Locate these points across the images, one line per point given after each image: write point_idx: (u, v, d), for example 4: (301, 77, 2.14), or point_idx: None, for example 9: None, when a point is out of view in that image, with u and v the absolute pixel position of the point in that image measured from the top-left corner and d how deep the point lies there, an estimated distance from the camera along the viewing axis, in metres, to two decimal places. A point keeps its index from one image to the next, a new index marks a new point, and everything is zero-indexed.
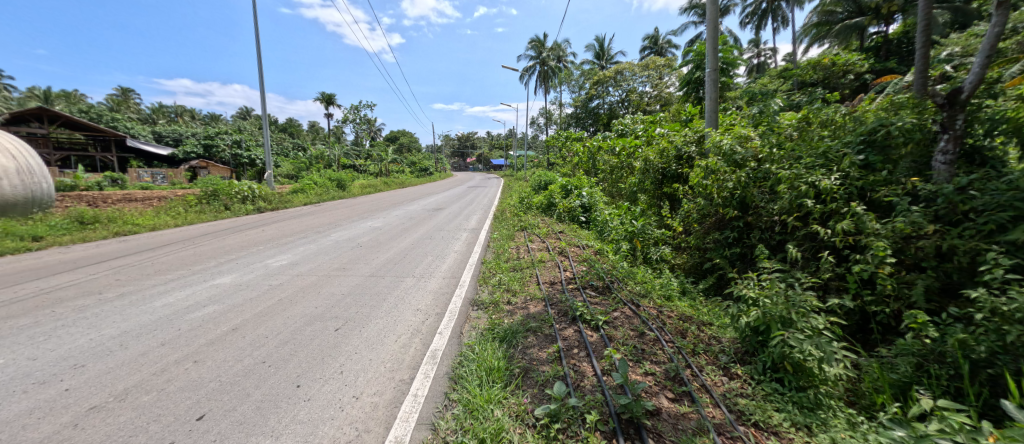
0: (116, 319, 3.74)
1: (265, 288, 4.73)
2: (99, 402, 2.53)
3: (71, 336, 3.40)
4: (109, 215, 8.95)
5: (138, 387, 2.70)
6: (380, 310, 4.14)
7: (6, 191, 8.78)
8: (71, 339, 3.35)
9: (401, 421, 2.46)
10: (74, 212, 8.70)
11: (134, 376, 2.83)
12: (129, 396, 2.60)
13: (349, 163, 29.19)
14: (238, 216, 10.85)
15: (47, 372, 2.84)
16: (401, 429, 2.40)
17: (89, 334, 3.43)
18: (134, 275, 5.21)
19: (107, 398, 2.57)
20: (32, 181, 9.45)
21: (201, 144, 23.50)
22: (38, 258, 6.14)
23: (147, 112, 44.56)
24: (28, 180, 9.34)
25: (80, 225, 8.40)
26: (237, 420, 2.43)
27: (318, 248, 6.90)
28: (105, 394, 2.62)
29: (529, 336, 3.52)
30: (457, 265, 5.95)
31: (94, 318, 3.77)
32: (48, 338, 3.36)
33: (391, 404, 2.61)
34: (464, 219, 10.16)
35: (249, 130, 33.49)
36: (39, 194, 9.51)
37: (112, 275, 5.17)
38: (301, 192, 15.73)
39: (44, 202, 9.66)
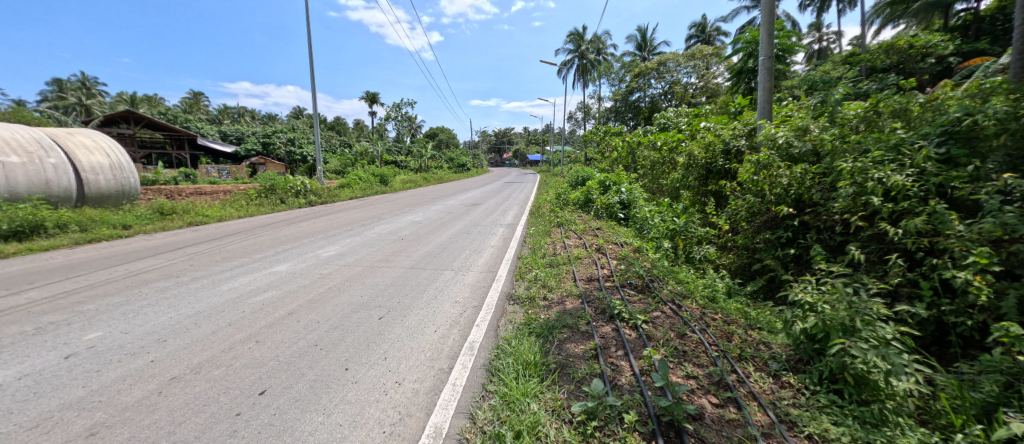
0: (190, 300, 4.07)
1: (316, 277, 4.98)
2: (178, 374, 2.76)
3: (155, 314, 3.72)
4: (184, 207, 9.77)
5: (210, 362, 2.92)
6: (421, 300, 4.25)
7: (102, 185, 9.93)
8: (154, 316, 3.67)
9: (440, 408, 2.51)
10: (156, 203, 9.59)
11: (206, 351, 3.06)
12: (203, 369, 2.82)
13: (391, 159, 30.23)
14: (292, 210, 11.52)
15: (135, 344, 3.13)
16: (440, 416, 2.44)
17: (169, 312, 3.75)
18: (205, 261, 5.64)
19: (184, 370, 2.80)
20: (124, 175, 10.61)
21: (259, 142, 25.28)
22: (123, 244, 6.78)
23: (213, 114, 48.55)
24: (122, 174, 10.53)
25: (160, 215, 9.22)
26: (294, 397, 2.56)
27: (363, 240, 7.18)
28: (183, 366, 2.85)
29: (565, 332, 3.49)
30: (494, 260, 5.99)
31: (173, 299, 4.10)
32: (136, 315, 3.70)
33: (431, 392, 2.66)
34: (500, 214, 10.16)
35: (301, 128, 35.55)
36: (129, 187, 10.67)
37: (187, 261, 5.63)
38: (347, 187, 16.44)
39: (131, 194, 10.77)
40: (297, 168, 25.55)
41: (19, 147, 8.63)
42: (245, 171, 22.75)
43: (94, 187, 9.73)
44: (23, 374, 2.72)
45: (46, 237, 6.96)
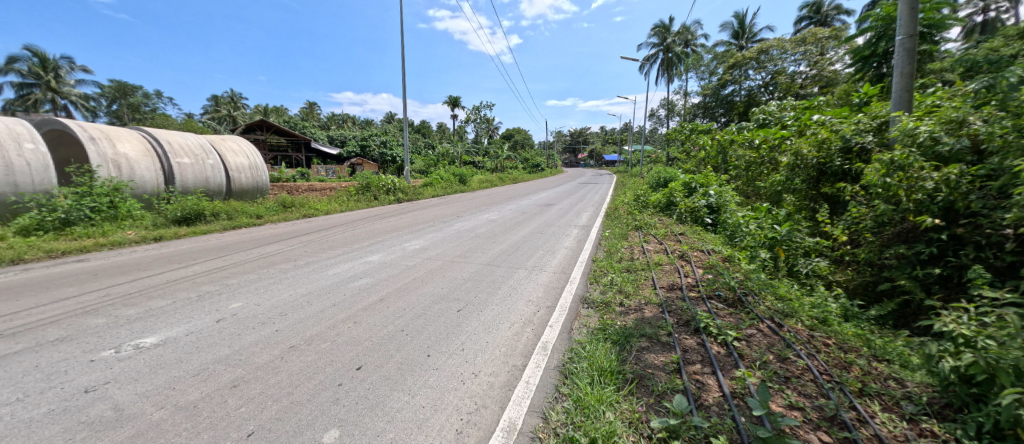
0: (302, 284, 4.65)
1: (404, 267, 5.35)
2: (294, 344, 3.22)
3: (278, 289, 4.47)
4: (300, 201, 11.16)
5: (320, 335, 3.38)
6: (494, 296, 4.35)
7: (244, 182, 12.02)
8: (277, 291, 4.43)
9: (514, 404, 2.52)
10: (280, 199, 11.05)
11: (317, 326, 3.56)
12: (311, 343, 3.23)
13: (470, 160, 31.51)
14: (382, 205, 12.49)
15: (263, 316, 3.75)
16: (514, 411, 2.46)
17: (288, 290, 4.47)
18: (315, 248, 6.47)
19: (299, 341, 3.25)
20: (259, 173, 12.72)
21: (358, 145, 28.06)
22: (251, 231, 7.91)
23: (321, 120, 54.98)
24: (257, 171, 12.59)
25: (283, 207, 10.56)
26: (384, 375, 2.80)
27: (443, 236, 7.52)
28: (298, 337, 3.33)
29: (644, 341, 3.26)
30: (568, 262, 5.85)
31: (290, 279, 4.84)
32: (265, 290, 4.47)
33: (506, 386, 2.69)
34: (575, 215, 9.99)
35: (393, 132, 38.67)
36: (262, 184, 12.77)
37: (302, 247, 6.50)
38: (430, 185, 17.44)
39: (263, 190, 12.89)
40: (388, 168, 27.82)
41: (190, 151, 10.75)
42: (346, 171, 25.40)
43: (238, 184, 11.81)
44: (183, 334, 3.37)
45: (205, 223, 8.41)
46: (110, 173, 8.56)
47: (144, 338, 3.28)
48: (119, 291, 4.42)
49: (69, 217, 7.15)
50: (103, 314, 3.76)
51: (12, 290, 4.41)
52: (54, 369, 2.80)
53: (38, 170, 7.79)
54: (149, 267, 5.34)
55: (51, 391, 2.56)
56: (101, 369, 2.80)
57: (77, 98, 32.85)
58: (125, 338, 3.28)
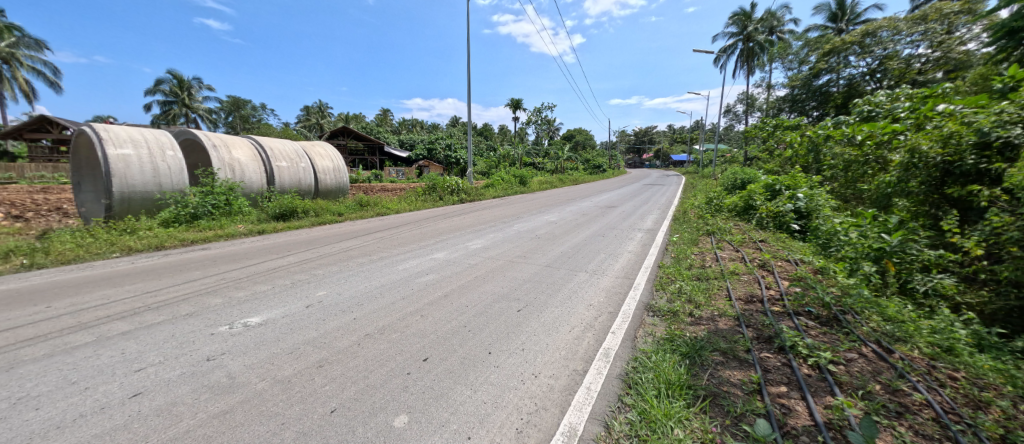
0: (376, 277, 4.99)
1: (466, 265, 5.53)
2: (369, 332, 3.49)
3: (357, 281, 4.85)
4: (374, 200, 11.95)
5: (390, 326, 3.63)
6: (553, 297, 4.35)
7: (329, 183, 13.11)
8: (355, 282, 4.80)
9: (575, 410, 2.49)
10: (357, 198, 11.87)
11: (388, 317, 3.81)
12: (384, 332, 3.49)
13: (531, 161, 31.68)
14: (446, 206, 12.92)
15: (343, 305, 4.09)
16: (574, 416, 2.44)
17: (364, 282, 4.81)
18: (387, 244, 6.88)
19: (373, 330, 3.53)
20: (342, 176, 13.79)
21: (425, 148, 29.49)
22: (332, 227, 8.56)
23: (392, 126, 58.59)
24: (340, 171, 13.68)
25: (359, 205, 11.37)
26: (448, 368, 2.93)
27: (503, 236, 7.57)
28: (373, 326, 3.61)
29: (718, 356, 3.01)
30: (631, 266, 5.61)
31: (366, 272, 5.22)
32: (345, 280, 4.88)
33: (566, 390, 2.68)
34: (639, 218, 9.56)
35: (457, 135, 40.08)
36: (344, 185, 13.83)
37: (376, 243, 6.96)
38: (491, 187, 17.75)
39: (345, 191, 13.96)
40: (452, 169, 28.89)
41: (286, 155, 11.96)
42: (414, 173, 26.78)
43: (324, 185, 12.90)
44: (281, 316, 3.79)
45: (298, 219, 9.28)
46: (226, 176, 9.88)
47: (251, 318, 3.75)
48: (232, 275, 5.04)
49: (195, 212, 8.43)
50: (221, 294, 4.35)
51: (155, 271, 5.22)
52: (186, 339, 3.31)
53: (176, 173, 9.10)
54: (253, 256, 6.01)
55: (182, 357, 3.02)
56: (220, 342, 3.27)
57: (203, 112, 38.32)
58: (235, 317, 3.77)
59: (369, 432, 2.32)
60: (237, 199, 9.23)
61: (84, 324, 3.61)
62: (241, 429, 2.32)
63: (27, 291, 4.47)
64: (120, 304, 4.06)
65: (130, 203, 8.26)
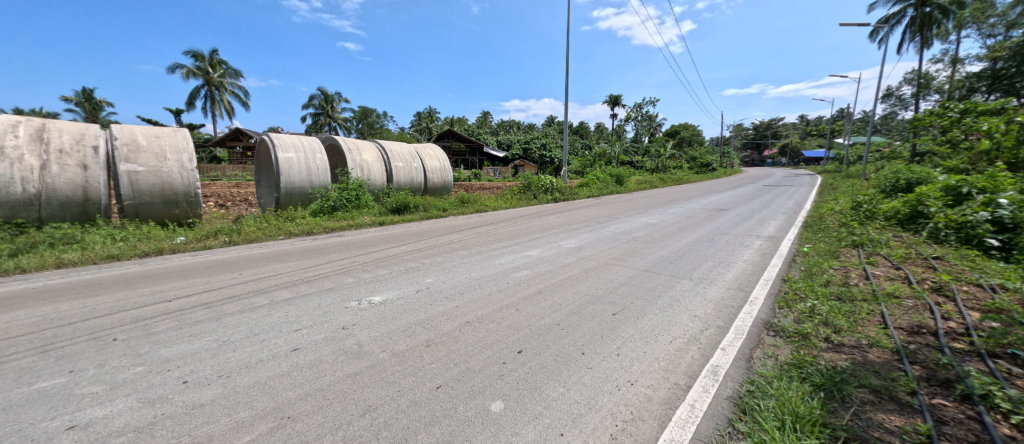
0: (474, 269, 5.16)
1: (560, 264, 5.41)
2: (468, 320, 3.60)
3: (457, 271, 5.07)
4: (474, 198, 12.50)
5: (488, 316, 3.69)
6: (654, 303, 4.02)
7: (437, 181, 14.13)
8: (456, 273, 5.01)
9: (676, 426, 2.24)
10: (458, 195, 12.53)
11: (486, 307, 3.89)
12: (483, 321, 3.57)
13: (627, 160, 30.36)
14: (540, 204, 12.94)
15: (445, 292, 4.29)
16: (676, 433, 2.19)
17: (463, 273, 5.01)
18: (484, 239, 7.11)
19: (472, 318, 3.63)
20: (448, 174, 14.73)
21: (521, 148, 30.20)
22: (437, 222, 9.12)
23: (491, 126, 61.17)
24: (448, 170, 14.63)
25: (461, 202, 12.01)
26: (541, 363, 2.87)
27: (598, 237, 7.25)
28: (471, 315, 3.71)
29: (865, 394, 2.44)
30: (748, 277, 4.92)
31: (465, 264, 5.42)
32: (448, 270, 5.13)
33: (666, 404, 2.43)
34: (758, 223, 8.41)
35: (552, 134, 40.19)
36: (449, 183, 14.78)
37: (475, 237, 7.24)
38: (586, 186, 17.38)
39: (449, 188, 14.91)
40: (546, 168, 29.12)
41: (403, 156, 13.15)
42: (509, 172, 27.55)
43: (433, 182, 13.95)
44: (398, 298, 4.12)
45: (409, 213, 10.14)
46: (358, 175, 11.31)
47: (374, 296, 4.16)
48: (360, 258, 5.67)
49: (334, 205, 9.80)
50: (352, 274, 4.92)
51: (306, 251, 6.13)
52: (328, 309, 3.80)
53: (324, 171, 10.63)
54: (375, 244, 6.70)
55: (325, 324, 3.47)
56: (352, 314, 3.69)
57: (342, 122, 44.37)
58: (360, 295, 4.20)
59: (469, 411, 2.36)
60: (364, 194, 10.42)
61: (263, 289, 4.39)
62: (365, 390, 2.54)
63: (227, 261, 5.61)
64: (285, 276, 4.87)
65: (291, 196, 9.92)
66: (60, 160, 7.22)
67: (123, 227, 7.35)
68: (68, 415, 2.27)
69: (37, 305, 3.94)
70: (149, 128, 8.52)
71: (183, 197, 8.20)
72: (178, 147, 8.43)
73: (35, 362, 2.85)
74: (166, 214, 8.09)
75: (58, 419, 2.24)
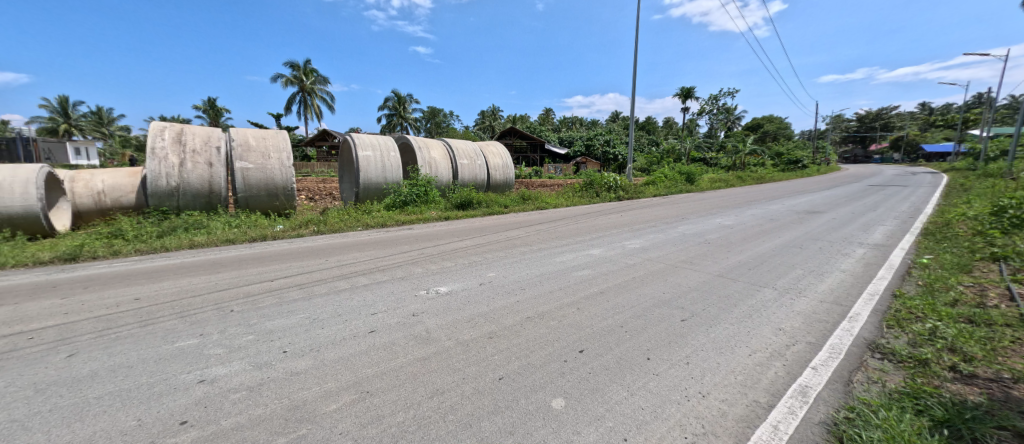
0: (535, 266, 5.08)
1: (623, 265, 5.14)
2: (529, 316, 3.52)
3: (518, 267, 5.02)
4: (535, 195, 12.44)
5: (548, 313, 3.59)
6: (730, 311, 3.66)
7: (499, 178, 14.27)
8: (517, 269, 4.97)
9: None
10: (520, 192, 12.54)
11: (547, 304, 3.79)
12: (544, 317, 3.49)
13: (699, 156, 28.47)
14: (603, 203, 12.53)
15: (507, 287, 4.27)
16: None
17: (524, 269, 4.95)
18: (545, 236, 7.00)
19: (532, 314, 3.55)
20: (510, 171, 14.81)
21: (583, 144, 29.72)
22: (499, 218, 9.20)
23: (554, 123, 60.82)
24: (511, 167, 14.69)
25: (522, 199, 12.00)
26: (603, 365, 2.72)
27: (666, 238, 6.82)
28: (532, 311, 3.63)
29: (1008, 439, 1.97)
30: (846, 290, 4.29)
31: (527, 260, 5.36)
32: (509, 266, 5.10)
33: (744, 422, 2.16)
34: (858, 229, 7.36)
35: (617, 130, 38.92)
36: (511, 180, 14.86)
37: (536, 234, 7.17)
38: (653, 184, 16.53)
39: (511, 185, 14.98)
40: (609, 165, 28.31)
41: (467, 153, 13.47)
42: (571, 169, 27.17)
43: (495, 180, 14.11)
44: (462, 289, 4.19)
45: (473, 209, 10.34)
46: (427, 173, 11.78)
47: (440, 287, 4.26)
48: (428, 250, 5.88)
49: (405, 200, 10.31)
50: (421, 265, 5.10)
51: (380, 242, 6.48)
52: (399, 296, 3.97)
53: (397, 168, 11.21)
54: (441, 238, 6.91)
55: (395, 310, 3.61)
56: (421, 302, 3.80)
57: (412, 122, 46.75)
58: (426, 285, 4.32)
59: (530, 405, 2.29)
60: (432, 190, 10.84)
61: (345, 274, 4.72)
62: (433, 374, 2.58)
63: (315, 248, 6.12)
64: (364, 263, 5.19)
65: (368, 191, 10.61)
66: (192, 158, 8.41)
67: (237, 216, 8.37)
68: (200, 371, 2.60)
69: (173, 278, 4.58)
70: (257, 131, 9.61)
71: (283, 191, 9.12)
72: (280, 147, 9.37)
73: (177, 324, 3.32)
74: (270, 205, 9.07)
75: (193, 373, 2.57)
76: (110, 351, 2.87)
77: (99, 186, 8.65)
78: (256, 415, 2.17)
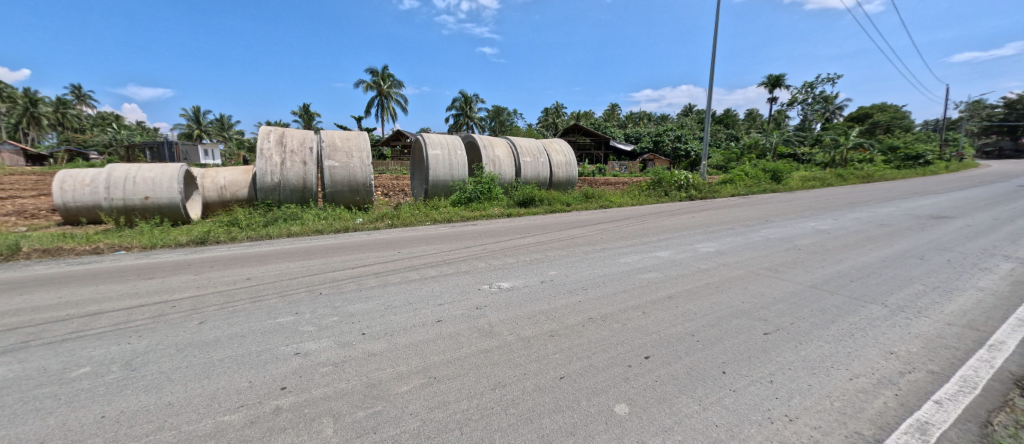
0: (598, 266, 4.84)
1: (696, 269, 4.71)
2: (592, 317, 3.33)
3: (580, 267, 4.82)
4: (598, 193, 12.01)
5: (612, 315, 3.36)
6: (825, 327, 3.17)
7: (561, 176, 14.01)
8: (579, 268, 4.77)
9: None
10: (582, 190, 12.19)
11: (610, 306, 3.56)
12: (607, 319, 3.27)
13: (786, 153, 25.77)
14: (673, 202, 11.76)
15: (569, 286, 4.10)
16: None
17: (587, 269, 4.74)
18: (610, 236, 6.68)
19: (595, 315, 3.36)
20: (573, 168, 14.47)
21: (652, 140, 28.37)
22: (562, 216, 9.00)
23: (621, 119, 58.79)
24: (574, 165, 14.35)
25: (585, 198, 11.66)
26: (671, 374, 2.46)
27: (746, 242, 6.18)
28: (594, 312, 3.43)
29: None
30: (983, 314, 3.51)
31: (590, 260, 5.14)
32: (571, 265, 4.92)
33: None
34: (999, 239, 6.06)
35: (690, 125, 36.56)
36: (574, 178, 14.52)
37: (599, 233, 6.88)
38: (731, 183, 15.21)
39: (573, 183, 14.64)
40: (680, 162, 26.66)
41: (530, 151, 13.37)
42: (638, 166, 26.04)
43: (557, 177, 13.87)
44: (523, 286, 4.10)
45: (535, 206, 10.25)
46: (490, 170, 11.91)
47: (503, 282, 4.21)
48: (491, 246, 5.88)
49: (469, 197, 10.51)
50: (484, 260, 5.11)
51: (446, 237, 6.63)
52: (464, 289, 3.99)
53: (462, 166, 11.44)
54: (504, 234, 6.90)
55: (460, 303, 3.60)
56: (484, 296, 3.77)
57: (478, 120, 47.92)
58: (487, 280, 4.29)
59: (591, 408, 2.12)
60: (495, 188, 10.94)
61: (413, 266, 4.86)
62: (495, 367, 2.51)
63: (387, 240, 6.41)
64: (430, 256, 5.31)
65: (436, 188, 10.98)
66: (290, 158, 9.26)
67: (325, 209, 9.10)
68: (295, 345, 2.79)
69: (274, 262, 5.05)
70: (342, 133, 10.38)
71: (364, 187, 9.72)
72: (361, 146, 9.99)
73: (279, 302, 3.61)
74: (352, 201, 9.74)
75: (291, 346, 2.77)
76: (231, 321, 3.21)
77: (221, 181, 9.89)
78: (339, 389, 2.26)
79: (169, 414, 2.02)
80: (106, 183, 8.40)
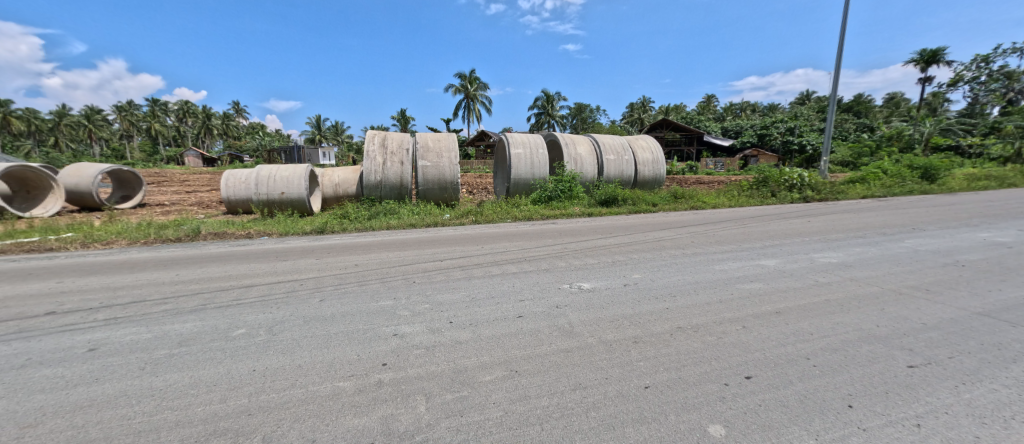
0: (689, 272, 4.41)
1: (812, 282, 4.03)
2: (682, 326, 3.01)
3: (669, 271, 4.44)
4: (690, 193, 11.06)
5: (704, 326, 3.01)
6: (1008, 365, 2.46)
7: (647, 174, 13.20)
8: (667, 273, 4.40)
9: None
10: (672, 190, 11.34)
11: (702, 317, 3.20)
12: (700, 330, 2.94)
13: (939, 145, 21.17)
14: (783, 204, 10.35)
15: (656, 292, 3.78)
16: None
17: (676, 274, 4.35)
18: (704, 240, 6.07)
19: (686, 325, 3.03)
20: (660, 166, 13.53)
21: (757, 134, 25.45)
22: (649, 217, 8.46)
23: (720, 112, 53.78)
24: (663, 162, 13.40)
25: (675, 198, 10.83)
26: (778, 399, 2.10)
27: (882, 253, 5.13)
28: (684, 321, 3.10)
29: None
30: None
31: (680, 265, 4.71)
32: (658, 269, 4.56)
33: None
34: None
35: (808, 116, 32.00)
36: (661, 176, 13.57)
37: (691, 237, 6.30)
38: (861, 183, 12.87)
39: (660, 182, 13.68)
40: (792, 158, 23.48)
41: (614, 148, 12.81)
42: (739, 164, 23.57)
43: (641, 176, 13.11)
44: (606, 288, 3.89)
45: (618, 206, 9.80)
46: (572, 169, 11.68)
47: (584, 283, 4.05)
48: (571, 246, 5.72)
49: (550, 195, 10.44)
50: (564, 259, 4.98)
51: (526, 235, 6.63)
52: (543, 287, 3.91)
53: (544, 164, 11.38)
54: (586, 234, 6.69)
55: (540, 301, 3.52)
56: (564, 296, 3.66)
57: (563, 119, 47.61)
58: (566, 279, 4.16)
59: (680, 424, 1.90)
60: (577, 187, 10.70)
61: (494, 261, 4.92)
62: (576, 368, 2.39)
63: (471, 236, 6.62)
64: (511, 253, 5.33)
65: (518, 186, 11.11)
66: (390, 157, 10.09)
67: (418, 205, 9.75)
68: (393, 327, 2.96)
69: (376, 251, 5.51)
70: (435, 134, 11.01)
71: (452, 185, 10.21)
72: (451, 146, 10.47)
73: (379, 287, 3.90)
74: (441, 198, 10.29)
75: (389, 327, 2.94)
76: (343, 300, 3.54)
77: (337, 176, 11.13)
78: (431, 371, 2.34)
79: (300, 375, 2.27)
80: (256, 179, 9.98)
